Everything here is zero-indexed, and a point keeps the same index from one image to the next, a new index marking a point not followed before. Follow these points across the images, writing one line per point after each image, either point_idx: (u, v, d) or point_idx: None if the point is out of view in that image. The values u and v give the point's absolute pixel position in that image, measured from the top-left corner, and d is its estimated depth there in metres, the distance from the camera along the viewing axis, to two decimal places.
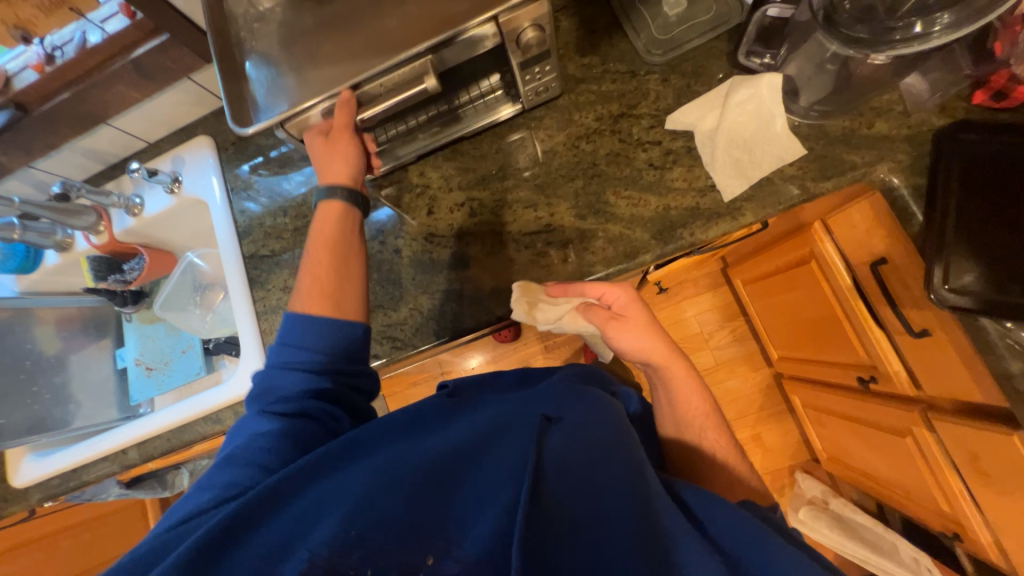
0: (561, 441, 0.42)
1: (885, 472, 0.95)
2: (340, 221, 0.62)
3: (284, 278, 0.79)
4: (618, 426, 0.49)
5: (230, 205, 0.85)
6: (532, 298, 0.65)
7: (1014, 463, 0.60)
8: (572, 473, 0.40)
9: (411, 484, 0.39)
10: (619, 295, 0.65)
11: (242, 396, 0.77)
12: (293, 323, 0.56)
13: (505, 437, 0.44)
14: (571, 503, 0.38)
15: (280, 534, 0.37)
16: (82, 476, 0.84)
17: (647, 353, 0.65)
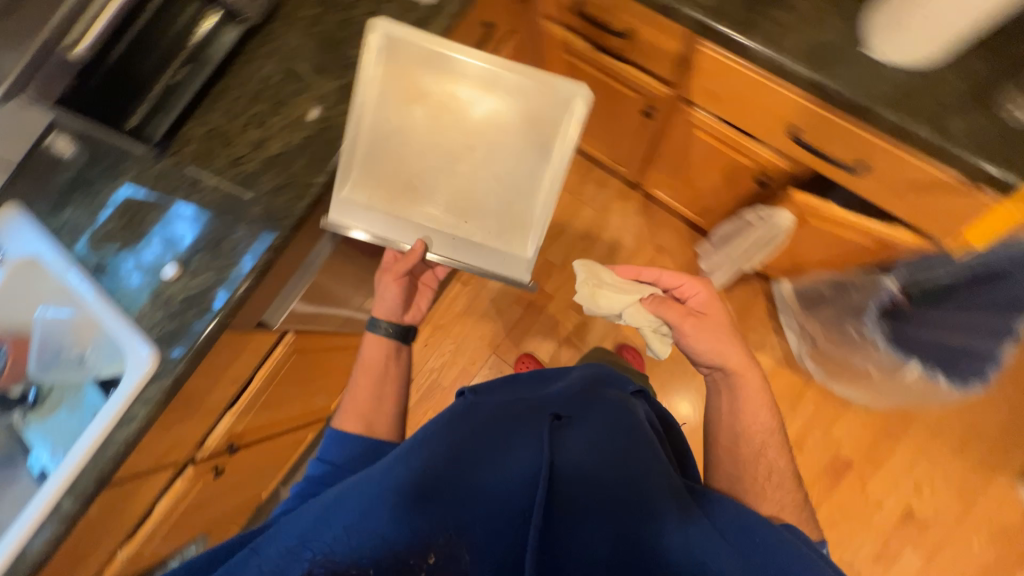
0: (575, 443, 0.64)
1: (713, 182, 1.12)
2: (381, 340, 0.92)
3: (135, 268, 0.85)
4: (613, 425, 0.70)
5: (58, 240, 0.88)
6: (595, 285, 0.95)
7: (721, 67, 0.78)
8: (582, 474, 0.60)
9: (435, 481, 0.57)
10: (699, 293, 0.90)
11: (142, 380, 0.79)
12: (341, 440, 0.78)
13: (523, 435, 0.63)
14: (581, 499, 0.57)
15: (317, 526, 0.54)
16: (25, 559, 0.80)
17: (723, 358, 0.86)
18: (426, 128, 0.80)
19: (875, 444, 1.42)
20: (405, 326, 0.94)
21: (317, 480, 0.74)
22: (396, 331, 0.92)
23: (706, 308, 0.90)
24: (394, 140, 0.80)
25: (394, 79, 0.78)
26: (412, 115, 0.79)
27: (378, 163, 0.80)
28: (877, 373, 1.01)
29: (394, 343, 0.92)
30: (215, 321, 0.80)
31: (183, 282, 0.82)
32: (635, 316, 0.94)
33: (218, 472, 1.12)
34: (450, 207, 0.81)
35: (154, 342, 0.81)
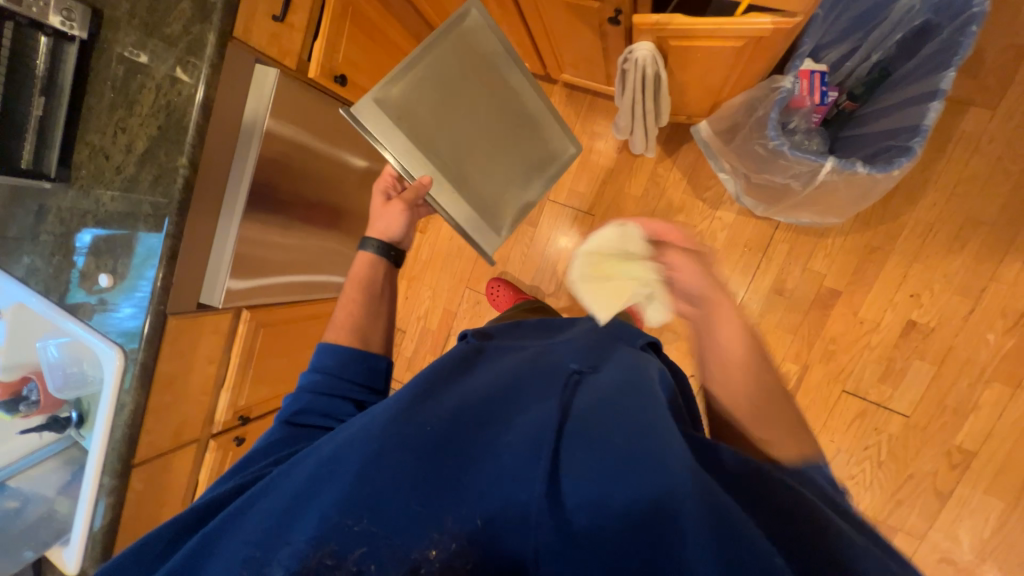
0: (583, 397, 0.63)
1: (592, 41, 1.06)
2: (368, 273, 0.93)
3: (86, 287, 0.99)
4: (634, 377, 0.66)
5: (24, 283, 1.05)
6: None
7: None
8: (592, 426, 0.57)
9: (424, 447, 0.56)
10: None
11: (117, 372, 0.95)
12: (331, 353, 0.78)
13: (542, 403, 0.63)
14: (589, 459, 0.53)
15: (299, 495, 0.55)
16: (97, 526, 1.01)
17: None
18: (467, 107, 1.02)
19: (861, 266, 1.33)
20: (396, 251, 0.97)
21: (314, 386, 0.75)
22: (380, 250, 0.95)
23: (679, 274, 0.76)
24: (449, 87, 0.99)
25: (457, 53, 0.99)
26: (465, 86, 1.01)
27: (426, 109, 0.96)
28: (799, 187, 0.95)
29: (380, 262, 0.95)
30: (151, 312, 0.92)
31: (119, 286, 0.95)
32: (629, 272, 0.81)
33: (241, 441, 1.32)
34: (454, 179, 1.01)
35: (117, 343, 0.96)
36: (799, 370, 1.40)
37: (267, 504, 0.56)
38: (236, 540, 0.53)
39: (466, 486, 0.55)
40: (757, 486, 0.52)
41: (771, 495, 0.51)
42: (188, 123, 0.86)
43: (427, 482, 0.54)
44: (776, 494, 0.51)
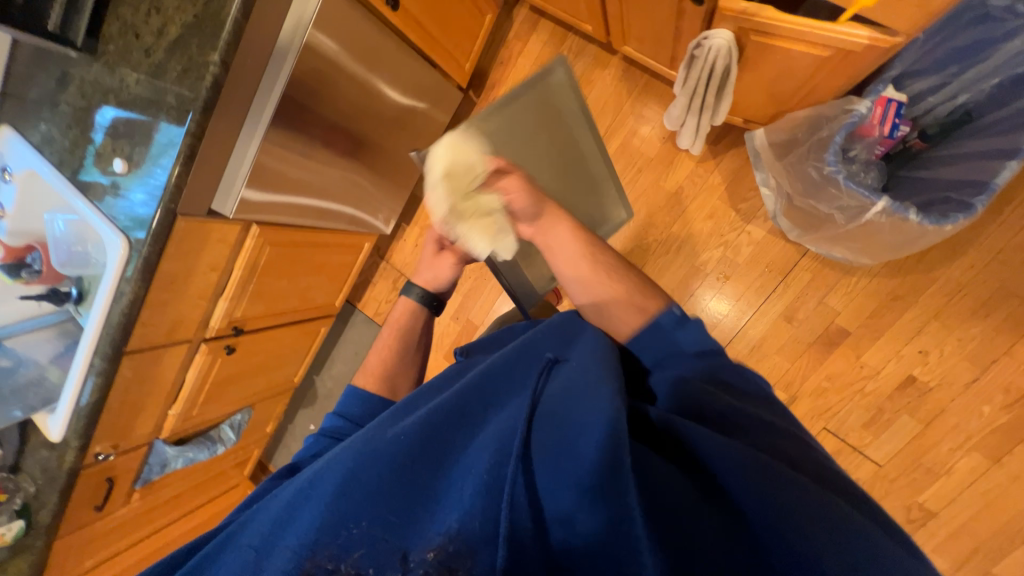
0: (550, 389, 0.62)
1: (663, 14, 0.98)
2: (408, 318, 1.09)
3: (98, 167, 0.97)
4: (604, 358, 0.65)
5: (38, 150, 1.03)
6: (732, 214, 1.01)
7: None
8: (552, 421, 0.57)
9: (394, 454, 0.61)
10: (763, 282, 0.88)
11: (121, 262, 0.94)
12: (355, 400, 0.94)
13: (500, 411, 0.63)
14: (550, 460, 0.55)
15: (291, 504, 0.62)
16: (84, 402, 1.05)
17: None
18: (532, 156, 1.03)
19: (877, 312, 1.30)
20: (437, 297, 1.11)
21: (335, 430, 0.90)
22: (422, 297, 1.10)
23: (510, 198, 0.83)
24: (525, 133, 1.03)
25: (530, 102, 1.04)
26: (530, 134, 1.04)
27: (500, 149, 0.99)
28: (842, 221, 0.91)
29: (422, 309, 1.10)
30: (162, 207, 0.91)
31: (133, 174, 0.93)
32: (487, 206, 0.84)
33: (232, 351, 1.34)
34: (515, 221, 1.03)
35: (122, 232, 0.94)
36: (786, 400, 1.40)
37: (264, 513, 0.64)
38: (242, 547, 0.62)
39: (428, 498, 0.58)
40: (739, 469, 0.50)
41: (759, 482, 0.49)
42: (226, 18, 0.81)
43: (390, 498, 0.58)
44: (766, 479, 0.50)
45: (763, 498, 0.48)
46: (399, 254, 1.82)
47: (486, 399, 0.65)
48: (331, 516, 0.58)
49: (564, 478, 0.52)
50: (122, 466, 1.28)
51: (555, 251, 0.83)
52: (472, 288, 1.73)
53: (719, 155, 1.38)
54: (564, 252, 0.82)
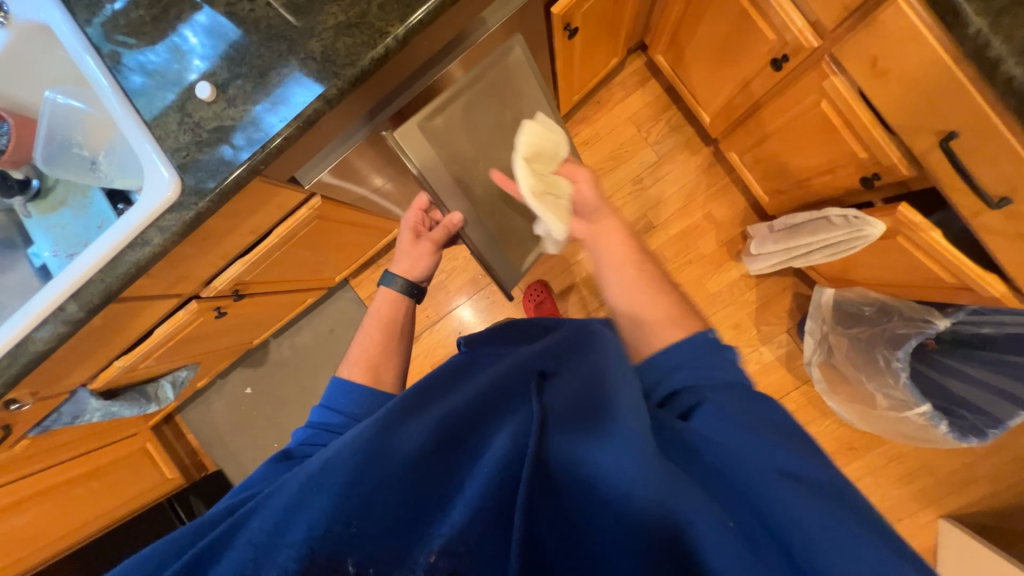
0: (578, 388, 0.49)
1: (810, 162, 1.01)
2: (394, 306, 0.86)
3: (164, 78, 0.73)
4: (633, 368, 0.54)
5: (69, 9, 0.75)
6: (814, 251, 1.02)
7: (905, 42, 0.64)
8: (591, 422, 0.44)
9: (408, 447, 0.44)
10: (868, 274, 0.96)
11: (160, 207, 0.73)
12: (342, 393, 0.71)
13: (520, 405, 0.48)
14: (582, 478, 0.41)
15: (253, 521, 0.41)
16: (29, 349, 0.80)
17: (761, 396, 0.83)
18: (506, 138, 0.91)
19: (835, 454, 1.49)
20: (421, 288, 0.89)
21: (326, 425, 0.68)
22: (405, 287, 0.87)
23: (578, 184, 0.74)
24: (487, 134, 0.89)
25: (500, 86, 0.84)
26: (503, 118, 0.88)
27: (465, 151, 0.86)
28: (882, 404, 1.05)
29: (403, 301, 0.87)
30: (246, 165, 0.70)
31: (217, 110, 0.71)
32: (561, 183, 0.80)
33: (219, 313, 1.12)
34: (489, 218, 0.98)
35: (176, 170, 0.72)
36: None
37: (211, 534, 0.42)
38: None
39: (438, 505, 0.41)
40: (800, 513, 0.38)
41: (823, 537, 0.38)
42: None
43: (404, 494, 0.41)
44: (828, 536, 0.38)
45: (839, 547, 0.36)
46: None
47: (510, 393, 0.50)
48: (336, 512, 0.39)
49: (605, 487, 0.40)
50: (29, 413, 1.01)
51: (605, 254, 0.66)
52: (488, 308, 1.64)
53: (763, 277, 1.48)
54: (617, 254, 0.65)
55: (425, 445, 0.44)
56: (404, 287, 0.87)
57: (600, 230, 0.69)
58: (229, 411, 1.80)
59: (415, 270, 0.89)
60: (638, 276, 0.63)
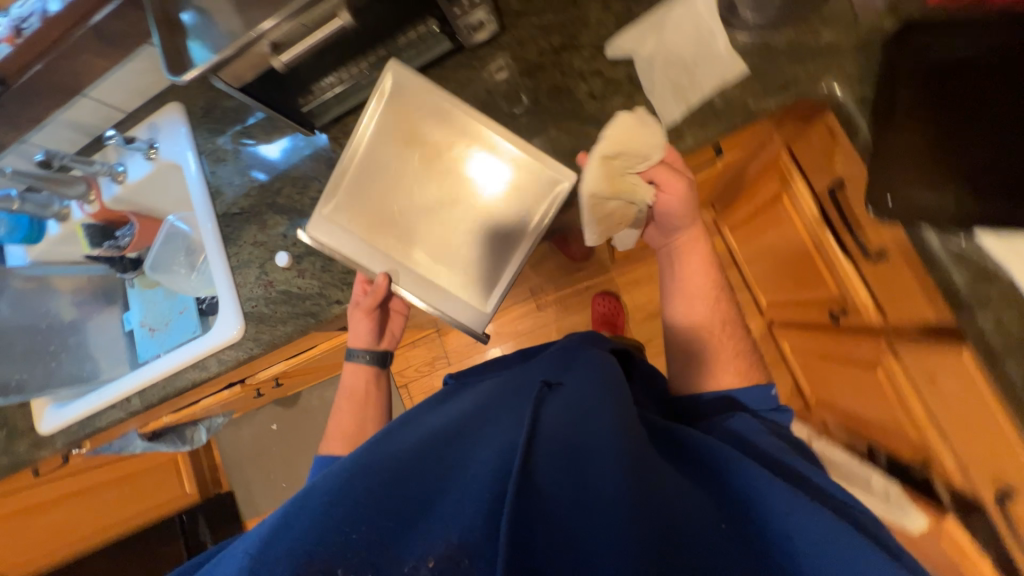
0: (555, 405, 0.50)
1: (862, 406, 0.93)
2: (370, 379, 0.78)
3: (254, 233, 0.84)
4: (610, 376, 0.55)
5: (202, 157, 0.89)
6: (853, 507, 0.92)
7: (968, 382, 0.59)
8: (565, 437, 0.44)
9: (404, 465, 0.45)
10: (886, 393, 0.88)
11: (222, 344, 0.82)
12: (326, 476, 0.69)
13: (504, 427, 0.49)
14: (556, 479, 0.39)
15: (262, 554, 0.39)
16: (94, 423, 0.93)
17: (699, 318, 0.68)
18: (421, 179, 0.68)
19: None
20: (387, 352, 0.79)
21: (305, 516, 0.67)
22: (373, 357, 0.78)
23: (667, 192, 0.60)
24: (391, 173, 0.69)
25: (399, 125, 0.68)
26: (410, 155, 0.68)
27: (366, 191, 0.69)
28: None
29: (377, 372, 0.79)
30: (299, 329, 0.79)
31: (288, 275, 0.80)
32: (637, 189, 0.60)
33: (259, 391, 1.22)
34: (413, 247, 0.69)
35: (243, 317, 0.82)
36: None
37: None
38: None
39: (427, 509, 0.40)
40: (803, 525, 0.38)
41: (825, 539, 0.37)
42: None
43: (380, 499, 0.41)
44: (830, 541, 0.37)
45: (829, 558, 0.36)
46: (455, 339, 1.71)
47: (489, 421, 0.52)
48: (329, 525, 0.38)
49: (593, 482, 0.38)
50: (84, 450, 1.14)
51: (681, 277, 0.69)
52: None
53: None
54: (694, 279, 0.69)
55: (402, 460, 0.45)
56: (373, 361, 0.77)
57: (682, 250, 0.68)
58: (252, 442, 1.89)
59: (372, 336, 0.77)
60: (705, 297, 0.69)
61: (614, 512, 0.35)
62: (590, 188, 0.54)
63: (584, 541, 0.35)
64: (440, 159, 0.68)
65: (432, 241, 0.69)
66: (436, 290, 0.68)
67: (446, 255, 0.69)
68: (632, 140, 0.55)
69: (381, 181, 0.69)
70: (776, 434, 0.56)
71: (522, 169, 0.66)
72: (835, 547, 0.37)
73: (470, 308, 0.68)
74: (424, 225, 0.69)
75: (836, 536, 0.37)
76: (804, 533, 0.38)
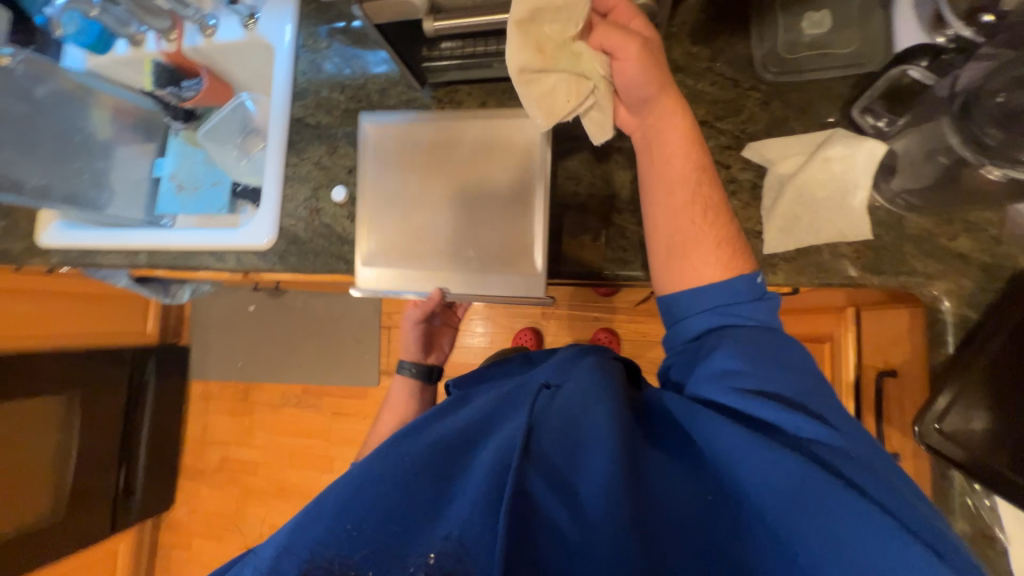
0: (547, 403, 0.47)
1: None
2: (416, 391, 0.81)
3: (320, 154, 0.80)
4: (610, 370, 0.50)
5: (297, 50, 0.84)
6: None
7: None
8: (554, 435, 0.43)
9: (402, 459, 0.45)
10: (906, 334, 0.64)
11: (248, 247, 0.81)
12: None
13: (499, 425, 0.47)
14: (552, 481, 0.40)
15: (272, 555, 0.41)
16: (96, 258, 0.94)
17: (685, 254, 0.54)
18: (426, 183, 0.69)
19: None
20: (435, 367, 0.83)
21: None
22: (421, 372, 0.81)
23: (622, 60, 0.52)
24: (400, 189, 0.70)
25: (386, 140, 0.70)
26: (411, 163, 0.69)
27: (386, 206, 0.70)
28: None
29: (424, 387, 0.82)
30: (327, 270, 0.77)
31: (338, 212, 0.78)
32: (581, 59, 0.53)
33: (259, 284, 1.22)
34: (443, 249, 0.68)
35: (276, 231, 0.80)
36: None
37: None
38: None
39: (426, 500, 0.42)
40: (786, 501, 0.39)
41: (807, 502, 0.38)
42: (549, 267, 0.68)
43: (378, 516, 0.41)
44: (810, 503, 0.38)
45: (825, 528, 0.37)
46: None
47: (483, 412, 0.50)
48: (331, 545, 0.40)
49: (587, 490, 0.40)
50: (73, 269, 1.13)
51: (658, 164, 0.56)
52: None
53: None
54: (672, 167, 0.55)
55: (399, 459, 0.45)
56: (421, 373, 0.81)
57: (659, 132, 0.56)
58: (224, 313, 1.84)
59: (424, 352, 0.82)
60: (690, 205, 0.54)
61: (610, 524, 0.37)
62: (516, 63, 0.49)
63: (580, 555, 0.37)
64: (441, 153, 0.69)
65: (462, 230, 0.68)
66: (473, 270, 0.66)
67: (483, 230, 0.67)
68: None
69: (394, 197, 0.69)
70: (765, 368, 0.46)
71: (501, 126, 0.67)
72: (814, 514, 0.38)
73: (504, 289, 0.65)
74: (445, 214, 0.68)
75: (825, 523, 0.38)
76: (795, 507, 0.38)
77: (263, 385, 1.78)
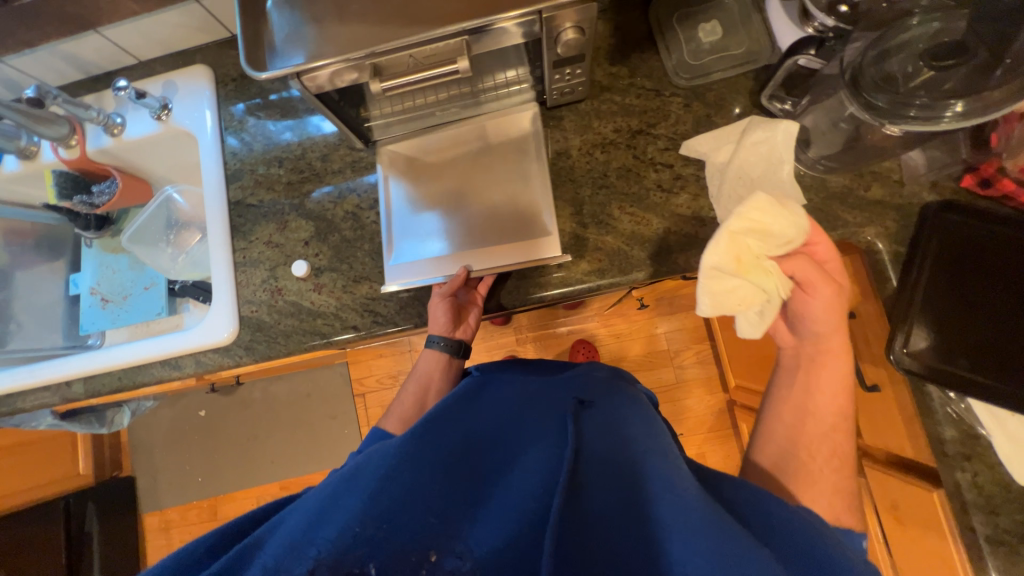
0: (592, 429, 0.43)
1: None
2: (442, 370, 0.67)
3: (270, 232, 0.76)
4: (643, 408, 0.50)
5: (222, 133, 0.81)
6: None
7: (928, 516, 0.69)
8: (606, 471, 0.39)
9: (428, 476, 0.39)
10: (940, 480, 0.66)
11: (208, 345, 0.74)
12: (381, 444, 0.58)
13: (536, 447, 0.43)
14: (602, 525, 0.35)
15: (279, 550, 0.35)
16: (14, 403, 0.79)
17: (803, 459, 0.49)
18: (439, 183, 0.70)
19: None
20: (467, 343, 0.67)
21: None
22: (451, 347, 0.66)
23: (810, 294, 0.51)
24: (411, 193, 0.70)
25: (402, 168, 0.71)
26: (421, 168, 0.71)
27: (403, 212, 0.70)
28: None
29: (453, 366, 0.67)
30: (304, 349, 0.73)
31: (303, 287, 0.74)
32: (772, 277, 0.49)
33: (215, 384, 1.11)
34: (460, 237, 0.67)
35: (237, 321, 0.74)
36: None
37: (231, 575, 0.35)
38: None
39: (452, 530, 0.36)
40: None
41: None
42: (531, 294, 0.68)
43: (401, 523, 0.36)
44: None
45: None
46: None
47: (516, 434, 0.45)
48: (340, 542, 0.34)
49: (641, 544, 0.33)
50: None
51: (798, 395, 0.52)
52: None
53: None
54: (817, 405, 0.51)
55: (428, 469, 0.39)
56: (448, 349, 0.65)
57: (817, 363, 0.52)
58: (170, 428, 1.64)
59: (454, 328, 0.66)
60: (832, 430, 0.50)
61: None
62: (709, 260, 0.48)
63: None
64: (447, 148, 0.71)
65: (471, 220, 0.68)
66: (489, 250, 0.65)
67: (492, 208, 0.68)
68: (767, 222, 0.47)
69: (410, 204, 0.70)
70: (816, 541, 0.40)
71: (498, 110, 0.70)
72: None
73: (510, 260, 0.64)
74: (441, 213, 0.69)
75: None
76: None
77: (232, 496, 1.58)
